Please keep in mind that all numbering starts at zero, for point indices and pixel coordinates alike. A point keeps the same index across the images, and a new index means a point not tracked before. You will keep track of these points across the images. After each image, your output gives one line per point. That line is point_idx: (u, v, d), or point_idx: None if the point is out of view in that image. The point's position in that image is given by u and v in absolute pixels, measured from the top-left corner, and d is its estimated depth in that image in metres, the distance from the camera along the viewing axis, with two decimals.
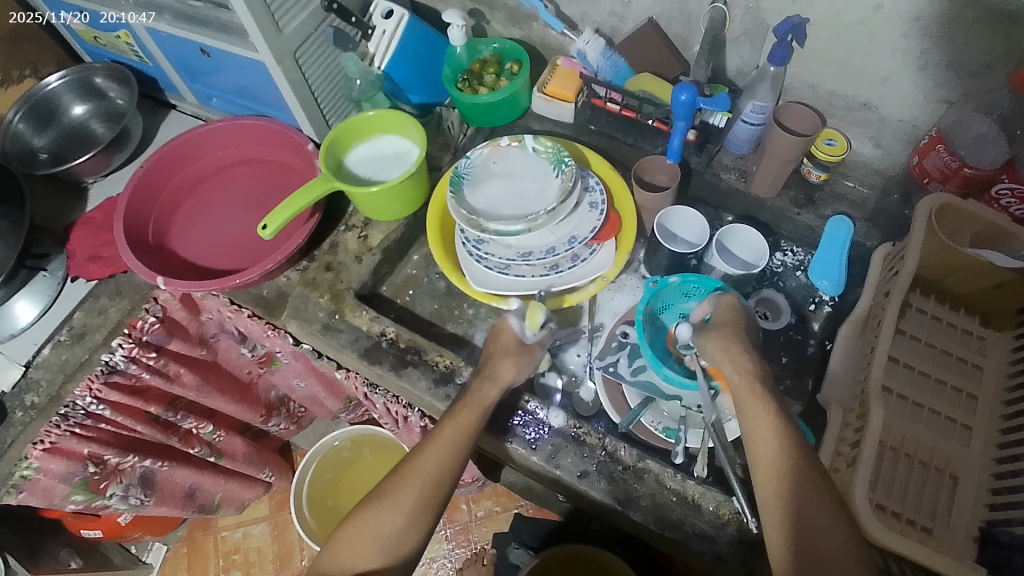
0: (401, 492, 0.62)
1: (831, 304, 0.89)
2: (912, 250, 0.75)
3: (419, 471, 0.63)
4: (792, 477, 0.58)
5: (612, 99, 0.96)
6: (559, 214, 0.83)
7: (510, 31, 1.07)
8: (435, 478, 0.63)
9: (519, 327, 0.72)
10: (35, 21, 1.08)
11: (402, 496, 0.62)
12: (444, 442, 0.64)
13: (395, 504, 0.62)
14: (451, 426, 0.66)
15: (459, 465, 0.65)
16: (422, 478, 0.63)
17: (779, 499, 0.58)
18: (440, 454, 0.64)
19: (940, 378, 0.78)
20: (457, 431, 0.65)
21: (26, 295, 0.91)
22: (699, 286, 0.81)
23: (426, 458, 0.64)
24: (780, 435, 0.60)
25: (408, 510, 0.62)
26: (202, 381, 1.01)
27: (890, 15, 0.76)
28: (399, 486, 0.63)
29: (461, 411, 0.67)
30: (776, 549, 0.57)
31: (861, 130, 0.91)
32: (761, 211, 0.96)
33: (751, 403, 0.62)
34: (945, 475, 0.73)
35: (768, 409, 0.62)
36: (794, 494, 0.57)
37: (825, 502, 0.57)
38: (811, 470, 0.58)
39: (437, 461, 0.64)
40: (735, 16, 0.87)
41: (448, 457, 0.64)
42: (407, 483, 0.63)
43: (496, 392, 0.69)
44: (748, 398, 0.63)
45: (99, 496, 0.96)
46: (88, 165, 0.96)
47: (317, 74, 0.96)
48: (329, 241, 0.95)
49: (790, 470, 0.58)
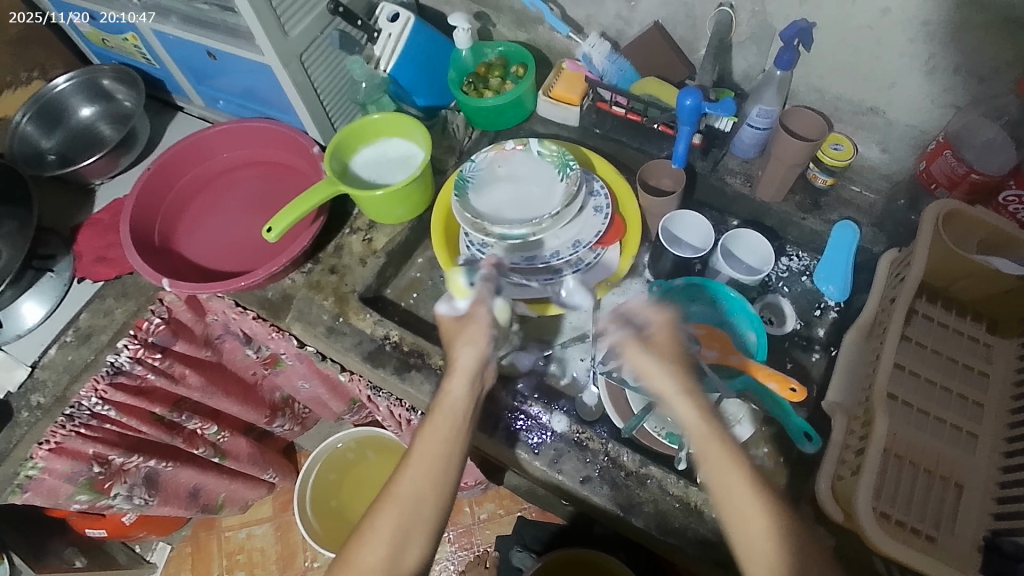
0: (380, 520, 0.60)
1: (836, 310, 0.89)
2: (919, 257, 0.74)
3: (397, 495, 0.61)
4: (776, 529, 0.55)
5: (618, 103, 0.96)
6: (563, 218, 0.83)
7: (516, 34, 1.07)
8: (415, 504, 0.60)
9: (450, 305, 0.72)
10: (36, 21, 1.07)
11: (382, 525, 0.59)
12: (421, 461, 0.62)
13: (379, 536, 0.59)
14: (425, 443, 0.63)
15: (442, 484, 0.62)
16: (401, 505, 0.60)
17: (772, 562, 0.54)
18: (417, 472, 0.62)
19: (946, 386, 0.78)
20: (432, 447, 0.63)
21: (33, 296, 0.91)
22: (704, 289, 0.84)
23: (404, 482, 0.61)
24: (749, 481, 0.57)
25: (393, 539, 0.59)
26: (206, 382, 1.01)
27: (897, 19, 0.75)
28: (379, 517, 0.60)
29: (433, 420, 0.64)
30: None
31: (867, 134, 0.91)
32: (766, 216, 0.95)
33: (717, 453, 0.59)
34: (950, 483, 0.72)
35: (734, 455, 0.59)
36: (787, 553, 0.54)
37: (817, 558, 0.54)
38: (791, 520, 0.56)
39: (415, 484, 0.61)
40: (741, 20, 0.86)
41: (427, 477, 0.62)
42: (389, 512, 0.60)
43: (462, 386, 0.67)
44: (712, 448, 0.59)
45: (103, 495, 0.97)
46: (96, 167, 0.97)
47: (323, 77, 0.97)
48: (334, 244, 0.95)
49: (769, 519, 0.56)
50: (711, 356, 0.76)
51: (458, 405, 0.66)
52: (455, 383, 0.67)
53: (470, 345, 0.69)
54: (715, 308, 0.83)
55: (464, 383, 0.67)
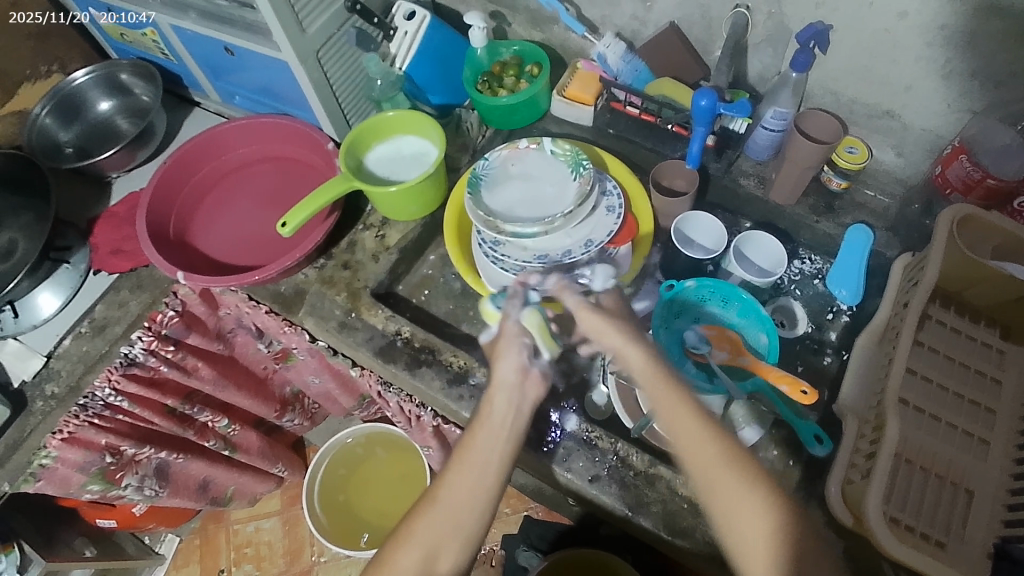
0: (418, 526, 0.61)
1: (848, 313, 0.88)
2: (933, 263, 0.74)
3: (437, 501, 0.61)
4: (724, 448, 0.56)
5: (632, 103, 0.96)
6: (576, 218, 0.84)
7: (531, 33, 1.07)
8: (453, 510, 0.61)
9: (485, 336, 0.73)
10: (35, 21, 1.05)
11: (418, 530, 0.61)
12: (462, 468, 0.62)
13: (416, 539, 0.60)
14: (467, 450, 0.63)
15: (479, 493, 0.62)
16: (442, 509, 0.61)
17: (721, 478, 0.55)
18: (458, 479, 0.62)
19: (958, 392, 0.77)
20: (472, 454, 0.63)
21: (49, 287, 0.92)
22: (714, 291, 0.84)
23: (444, 487, 0.62)
24: (696, 415, 0.58)
25: (427, 542, 0.60)
26: (218, 375, 1.02)
27: (914, 23, 0.75)
28: (418, 520, 0.61)
29: (475, 429, 0.64)
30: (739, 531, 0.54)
31: (882, 138, 0.90)
32: (780, 218, 0.95)
33: (660, 388, 0.60)
34: (961, 489, 0.72)
35: (676, 388, 0.60)
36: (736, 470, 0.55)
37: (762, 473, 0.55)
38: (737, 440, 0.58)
39: (453, 490, 0.62)
40: (757, 22, 0.86)
41: (467, 484, 0.62)
42: (428, 516, 0.61)
43: (501, 398, 0.66)
44: (655, 383, 0.61)
45: (114, 486, 0.98)
46: (114, 160, 0.98)
47: (339, 74, 0.97)
48: (347, 240, 0.95)
49: (721, 450, 0.56)
50: (719, 358, 0.79)
51: (498, 415, 0.65)
52: (496, 396, 0.66)
53: (507, 357, 0.68)
54: (726, 310, 0.83)
55: (503, 394, 0.66)
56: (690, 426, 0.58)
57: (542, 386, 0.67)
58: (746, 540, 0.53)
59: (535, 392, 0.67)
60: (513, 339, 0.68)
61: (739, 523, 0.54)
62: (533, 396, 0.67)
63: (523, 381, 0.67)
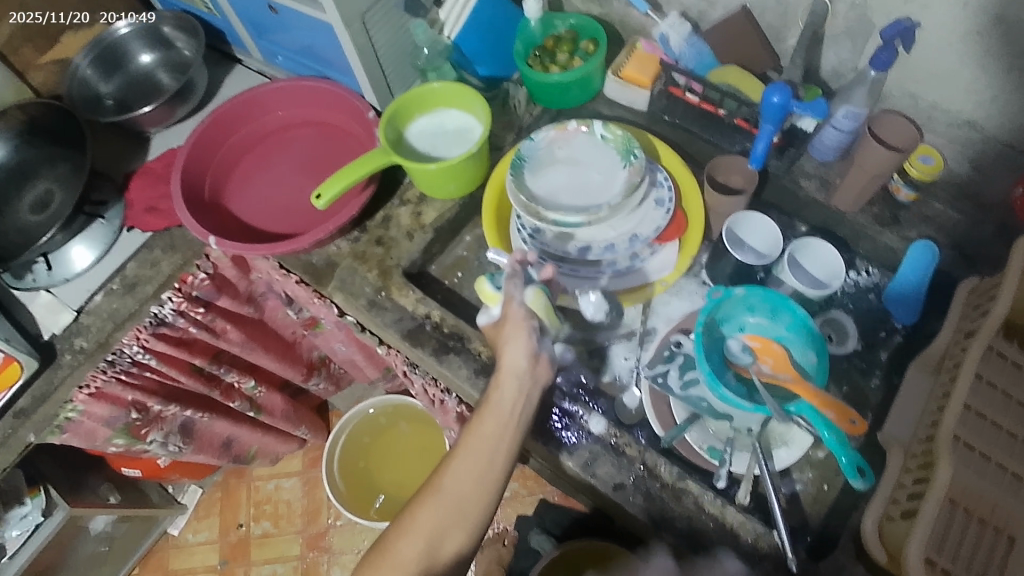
0: (419, 515, 0.61)
1: (902, 333, 0.83)
2: (1006, 294, 0.69)
3: (441, 488, 0.62)
4: None
5: (692, 90, 0.90)
6: (622, 210, 0.79)
7: (588, 7, 1.01)
8: (454, 494, 0.62)
9: (488, 315, 0.73)
10: (35, 22, 0.99)
11: (420, 519, 0.61)
12: (467, 456, 0.63)
13: (418, 527, 0.60)
14: (471, 436, 0.64)
15: (484, 482, 0.63)
16: (443, 496, 0.62)
17: None
18: (463, 470, 0.63)
19: (1012, 431, 0.71)
20: (474, 441, 0.64)
21: (83, 240, 0.91)
22: (764, 301, 0.79)
23: (449, 475, 0.63)
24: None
25: (431, 529, 0.60)
26: (247, 338, 1.02)
27: (1014, 28, 0.68)
28: (421, 508, 0.61)
29: (480, 417, 0.65)
30: None
31: (960, 149, 0.83)
32: (839, 225, 0.89)
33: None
34: (1003, 535, 0.67)
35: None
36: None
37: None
38: None
39: (456, 475, 0.62)
40: (839, 12, 0.79)
41: (472, 474, 0.63)
42: (432, 503, 0.61)
43: (511, 385, 0.67)
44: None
45: (140, 440, 1.01)
46: (151, 116, 0.95)
47: (384, 39, 0.91)
48: (382, 214, 0.92)
49: None
50: (763, 372, 0.75)
51: (506, 403, 0.66)
52: (505, 381, 0.67)
53: (515, 344, 0.68)
54: (775, 321, 0.78)
55: (514, 381, 0.67)
56: None
57: (548, 370, 0.69)
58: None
59: (545, 378, 0.69)
60: (521, 322, 0.69)
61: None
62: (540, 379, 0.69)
63: (534, 367, 0.68)
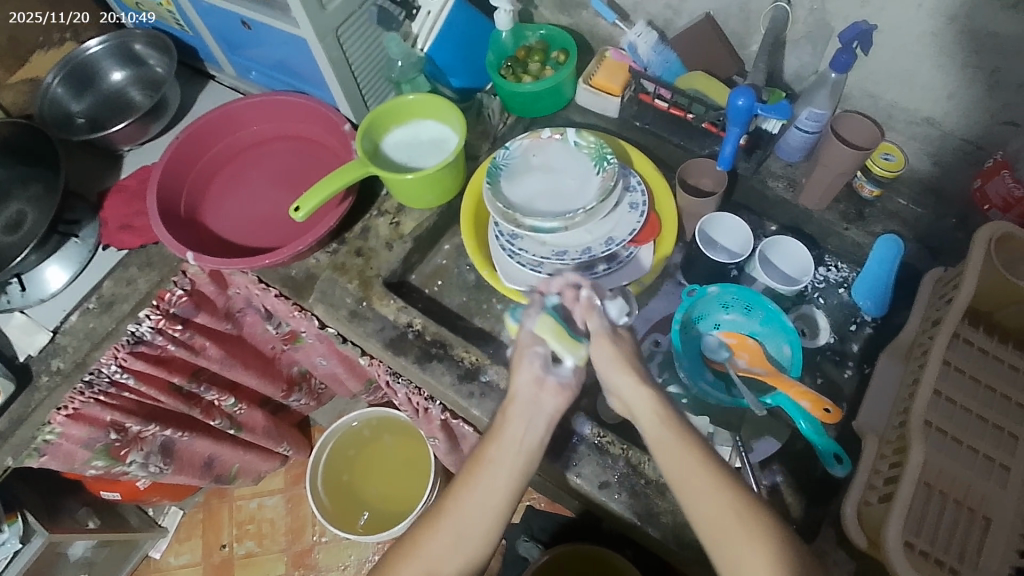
0: (421, 539, 0.62)
1: (872, 325, 0.86)
2: (968, 281, 0.72)
3: (443, 516, 0.62)
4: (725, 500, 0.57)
5: (660, 96, 0.93)
6: (597, 215, 0.81)
7: (558, 18, 1.03)
8: (455, 524, 0.62)
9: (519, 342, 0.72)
10: (35, 21, 1.01)
11: (422, 544, 0.62)
12: (470, 484, 0.63)
13: (419, 552, 0.61)
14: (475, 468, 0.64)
15: (485, 510, 0.62)
16: (443, 527, 0.62)
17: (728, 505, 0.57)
18: (466, 497, 0.63)
19: (982, 415, 0.74)
20: (477, 473, 0.63)
21: (57, 261, 0.90)
22: (738, 297, 0.81)
23: (452, 500, 0.63)
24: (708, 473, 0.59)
25: (429, 561, 0.61)
26: (226, 355, 1.01)
27: (963, 29, 0.72)
28: (422, 537, 0.62)
29: (489, 444, 0.65)
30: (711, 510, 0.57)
31: (920, 146, 0.87)
32: (807, 223, 0.92)
33: (682, 463, 0.60)
34: (978, 516, 0.69)
35: (706, 473, 0.59)
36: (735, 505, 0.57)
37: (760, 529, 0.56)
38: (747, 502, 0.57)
39: (458, 506, 0.63)
40: (799, 18, 0.82)
41: (474, 501, 0.62)
42: (433, 531, 0.62)
43: (513, 406, 0.66)
44: (681, 459, 0.60)
45: (119, 462, 0.99)
46: (125, 133, 0.95)
47: (359, 52, 0.93)
48: (360, 225, 0.93)
49: (726, 506, 0.57)
50: (739, 366, 0.79)
51: (512, 428, 0.65)
52: (513, 410, 0.66)
53: (521, 369, 0.68)
54: (749, 317, 0.81)
55: (523, 411, 0.66)
56: (694, 476, 0.59)
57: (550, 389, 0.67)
58: (697, 499, 0.58)
59: (552, 404, 0.67)
60: (525, 349, 0.69)
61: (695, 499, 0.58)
62: (547, 407, 0.67)
63: (539, 391, 0.67)
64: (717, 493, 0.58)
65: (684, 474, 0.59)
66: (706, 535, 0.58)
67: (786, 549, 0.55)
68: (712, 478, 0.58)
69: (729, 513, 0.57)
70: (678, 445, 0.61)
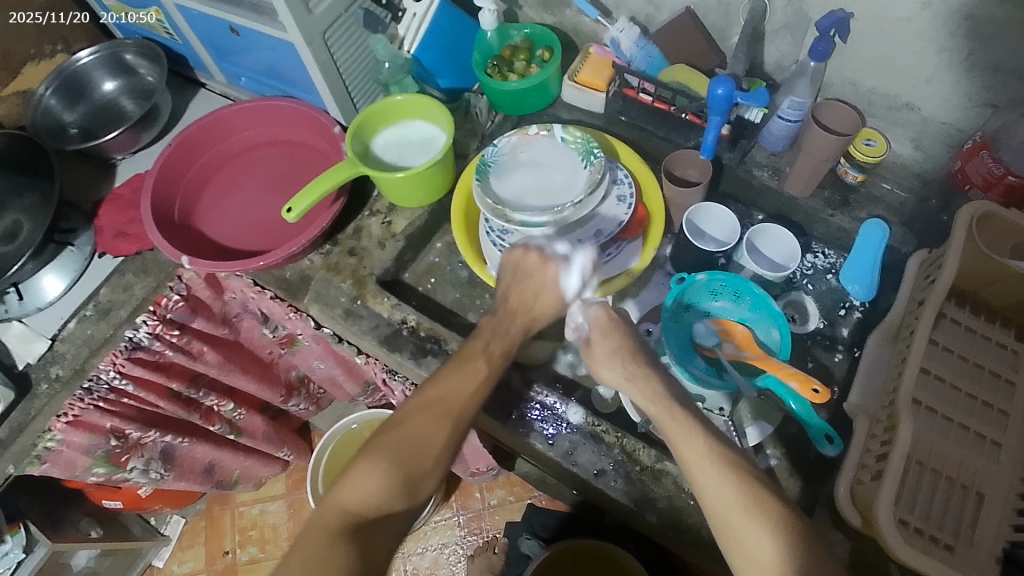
0: (414, 418, 0.60)
1: (861, 309, 0.88)
2: (950, 261, 0.73)
3: (435, 399, 0.62)
4: (737, 497, 0.53)
5: (645, 90, 0.94)
6: (586, 207, 0.82)
7: (542, 16, 1.05)
8: (458, 418, 0.61)
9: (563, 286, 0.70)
10: (35, 21, 1.03)
11: (414, 424, 0.60)
12: (459, 368, 0.64)
13: (410, 430, 0.60)
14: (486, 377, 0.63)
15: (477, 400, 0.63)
16: (449, 416, 0.61)
17: (739, 500, 0.53)
18: (460, 383, 0.63)
19: (972, 393, 0.75)
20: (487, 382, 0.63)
21: (54, 269, 0.91)
22: (725, 284, 0.83)
23: (441, 385, 0.63)
24: (722, 472, 0.55)
25: (423, 434, 0.60)
26: (224, 360, 1.01)
27: (938, 11, 0.73)
28: (416, 415, 0.61)
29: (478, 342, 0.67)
30: (722, 501, 0.54)
31: (901, 131, 0.88)
32: (794, 211, 0.93)
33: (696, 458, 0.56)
34: (971, 491, 0.70)
35: (718, 469, 0.55)
36: (744, 499, 0.53)
37: (767, 528, 0.52)
38: (757, 496, 0.53)
39: (465, 402, 0.62)
40: (776, 8, 0.84)
41: (469, 387, 0.63)
42: (425, 410, 0.61)
43: None
44: (693, 453, 0.56)
45: (120, 469, 0.99)
46: (118, 142, 0.96)
47: (345, 55, 0.94)
48: (352, 226, 0.94)
49: (737, 501, 0.53)
50: (728, 351, 0.80)
51: None
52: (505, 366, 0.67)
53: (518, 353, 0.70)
54: (737, 304, 0.83)
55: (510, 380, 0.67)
56: (708, 471, 0.55)
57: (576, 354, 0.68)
58: (709, 491, 0.55)
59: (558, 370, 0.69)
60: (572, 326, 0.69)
61: (707, 492, 0.55)
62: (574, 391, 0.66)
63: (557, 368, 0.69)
64: (731, 488, 0.54)
65: (693, 467, 0.56)
66: (717, 522, 0.55)
67: (804, 545, 0.51)
68: (724, 475, 0.54)
69: (739, 507, 0.53)
70: (685, 431, 0.57)
